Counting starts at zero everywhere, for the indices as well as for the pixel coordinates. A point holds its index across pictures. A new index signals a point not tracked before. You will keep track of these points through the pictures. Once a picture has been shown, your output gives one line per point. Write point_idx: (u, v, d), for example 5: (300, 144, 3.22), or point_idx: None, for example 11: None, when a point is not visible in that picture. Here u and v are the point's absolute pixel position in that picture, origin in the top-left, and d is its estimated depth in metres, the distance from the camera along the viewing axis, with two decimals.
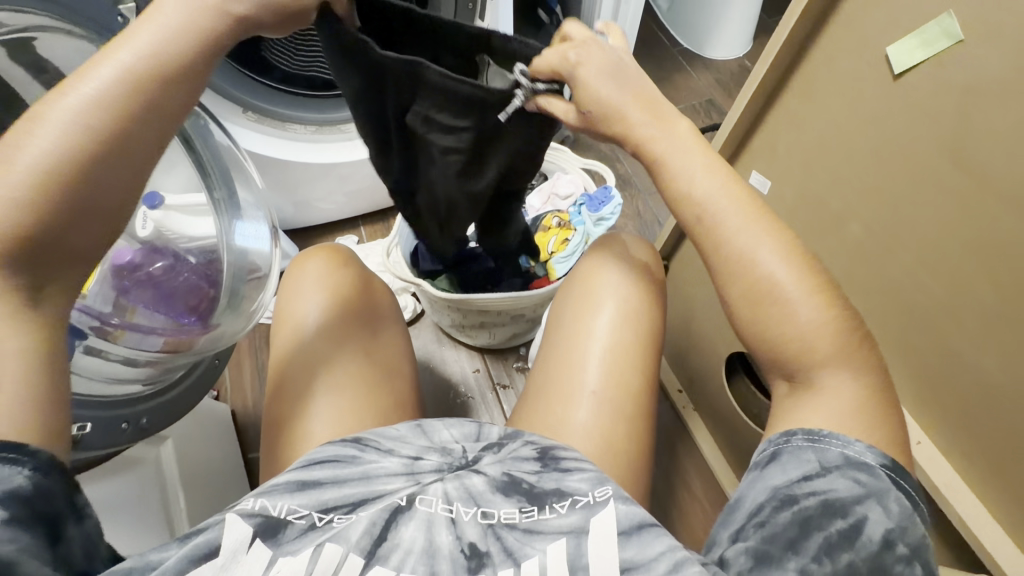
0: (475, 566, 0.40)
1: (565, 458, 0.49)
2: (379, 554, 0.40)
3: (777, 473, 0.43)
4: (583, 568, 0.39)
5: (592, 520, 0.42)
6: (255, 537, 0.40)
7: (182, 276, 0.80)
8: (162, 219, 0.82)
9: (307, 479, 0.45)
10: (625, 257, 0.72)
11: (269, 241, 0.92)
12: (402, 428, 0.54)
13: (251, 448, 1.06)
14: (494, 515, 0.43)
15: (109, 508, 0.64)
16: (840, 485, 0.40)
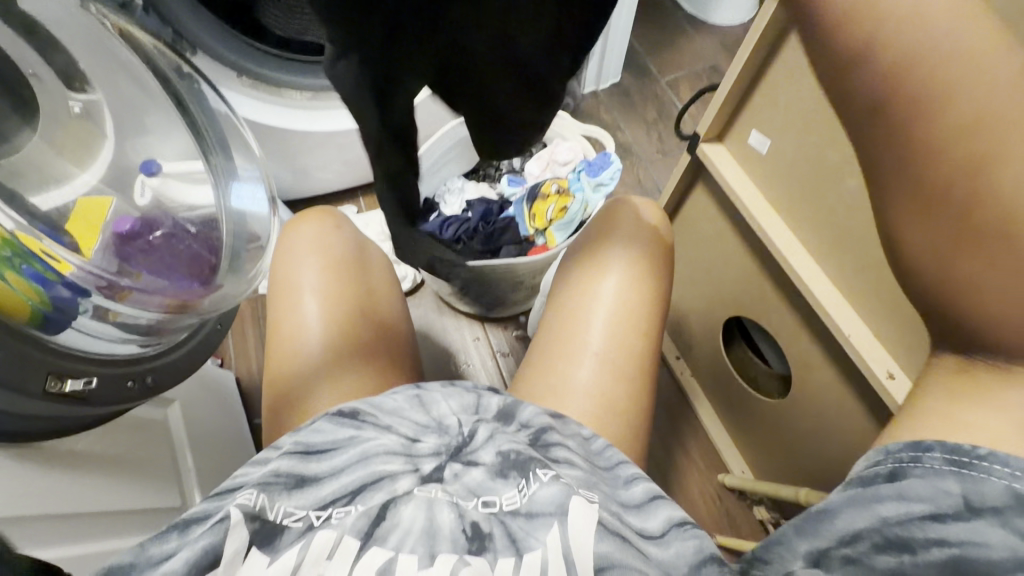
0: (477, 547, 0.41)
1: (553, 444, 0.51)
2: (376, 535, 0.41)
3: (896, 505, 0.41)
4: (569, 551, 0.41)
5: (573, 502, 0.43)
6: (254, 535, 0.40)
7: (182, 245, 0.80)
8: (160, 188, 0.83)
9: (301, 465, 0.46)
10: (623, 219, 0.73)
11: (267, 206, 0.93)
12: (401, 400, 0.54)
13: (257, 414, 1.08)
14: (497, 503, 0.44)
15: (119, 468, 0.66)
16: (991, 541, 0.37)
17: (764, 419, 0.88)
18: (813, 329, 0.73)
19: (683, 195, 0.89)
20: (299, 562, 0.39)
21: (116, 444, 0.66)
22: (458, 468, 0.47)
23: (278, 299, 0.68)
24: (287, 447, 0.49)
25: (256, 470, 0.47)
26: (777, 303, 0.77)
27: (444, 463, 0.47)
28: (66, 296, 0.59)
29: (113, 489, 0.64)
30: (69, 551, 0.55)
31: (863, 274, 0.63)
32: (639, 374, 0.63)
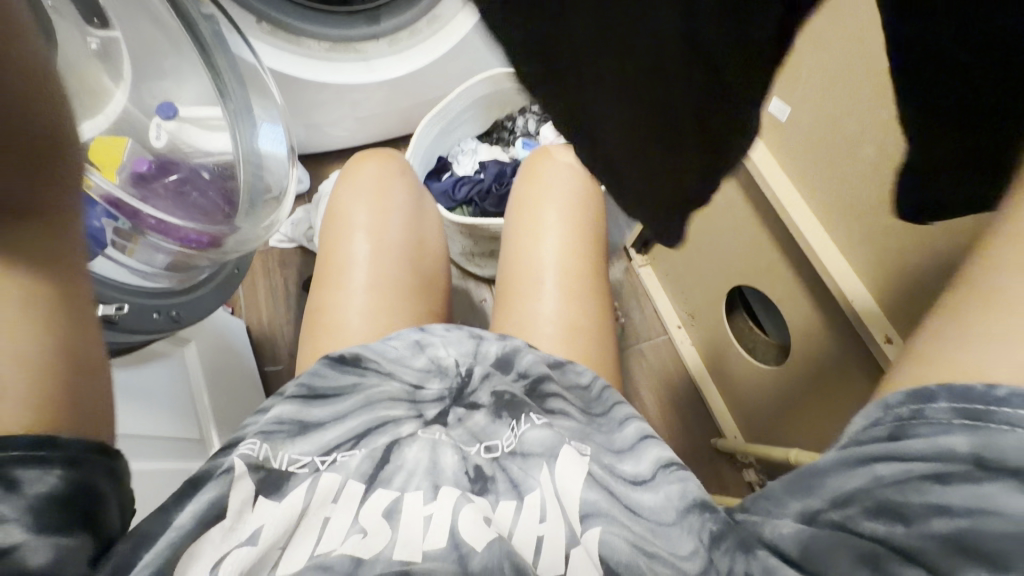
0: (479, 487, 0.45)
1: (546, 386, 0.52)
2: (380, 478, 0.43)
3: (894, 463, 0.29)
4: (559, 488, 0.44)
5: (567, 450, 0.46)
6: (263, 479, 0.42)
7: (195, 190, 0.82)
8: (177, 132, 0.83)
9: (290, 400, 0.47)
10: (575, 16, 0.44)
11: (287, 158, 0.94)
12: (401, 343, 0.53)
13: (267, 361, 1.11)
14: (498, 448, 0.47)
15: (143, 396, 0.68)
16: (1012, 510, 0.25)
17: (759, 385, 0.90)
18: (814, 295, 0.74)
19: None
20: (305, 506, 0.41)
21: (139, 373, 0.69)
22: (461, 413, 0.50)
23: (331, 234, 0.70)
24: (287, 390, 0.48)
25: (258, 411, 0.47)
26: (782, 271, 0.79)
27: (447, 408, 0.51)
28: (98, 226, 0.60)
29: (138, 415, 0.67)
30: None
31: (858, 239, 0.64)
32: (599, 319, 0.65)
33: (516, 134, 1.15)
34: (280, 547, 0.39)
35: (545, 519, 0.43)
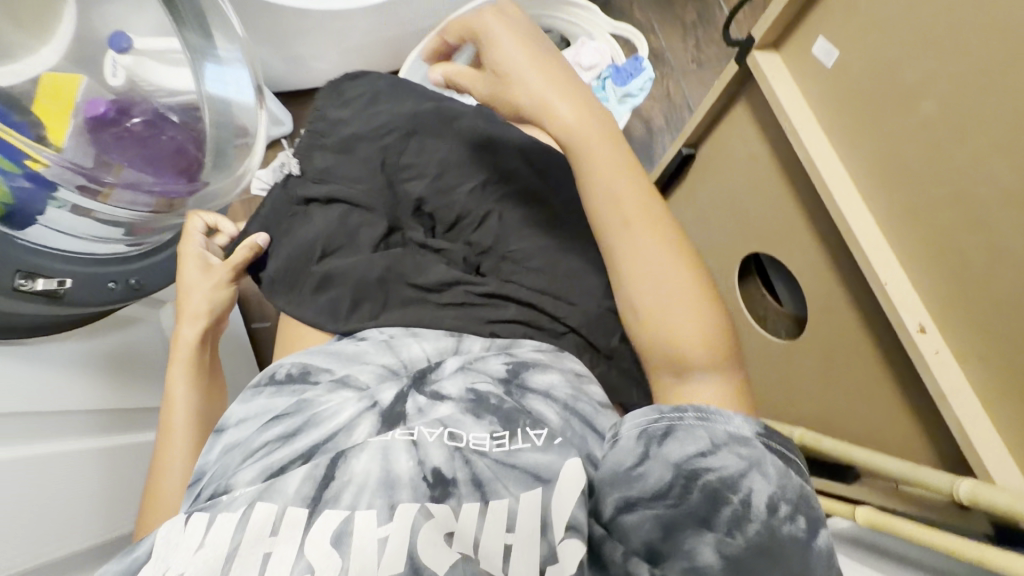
0: (439, 494, 0.38)
1: (533, 382, 0.45)
2: (326, 498, 0.37)
3: (675, 447, 0.36)
4: (548, 524, 0.37)
5: (564, 470, 0.38)
6: (214, 510, 0.39)
7: (165, 136, 0.74)
8: (134, 66, 0.73)
9: (229, 445, 0.44)
10: (518, 42, 0.50)
11: (254, 97, 0.79)
12: (365, 344, 0.50)
13: (254, 319, 1.06)
14: (462, 438, 0.40)
15: (111, 365, 0.64)
16: (729, 457, 0.35)
17: (764, 360, 0.82)
18: (839, 269, 0.66)
19: (724, 109, 0.79)
20: (235, 547, 0.36)
21: (107, 342, 0.64)
22: (422, 403, 0.43)
23: None
24: (236, 422, 0.46)
25: (213, 454, 0.44)
26: (805, 240, 0.70)
27: (406, 394, 0.44)
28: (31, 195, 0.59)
29: (105, 387, 0.62)
30: (56, 448, 0.54)
31: (904, 205, 0.56)
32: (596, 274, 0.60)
33: None
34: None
35: (513, 528, 0.37)
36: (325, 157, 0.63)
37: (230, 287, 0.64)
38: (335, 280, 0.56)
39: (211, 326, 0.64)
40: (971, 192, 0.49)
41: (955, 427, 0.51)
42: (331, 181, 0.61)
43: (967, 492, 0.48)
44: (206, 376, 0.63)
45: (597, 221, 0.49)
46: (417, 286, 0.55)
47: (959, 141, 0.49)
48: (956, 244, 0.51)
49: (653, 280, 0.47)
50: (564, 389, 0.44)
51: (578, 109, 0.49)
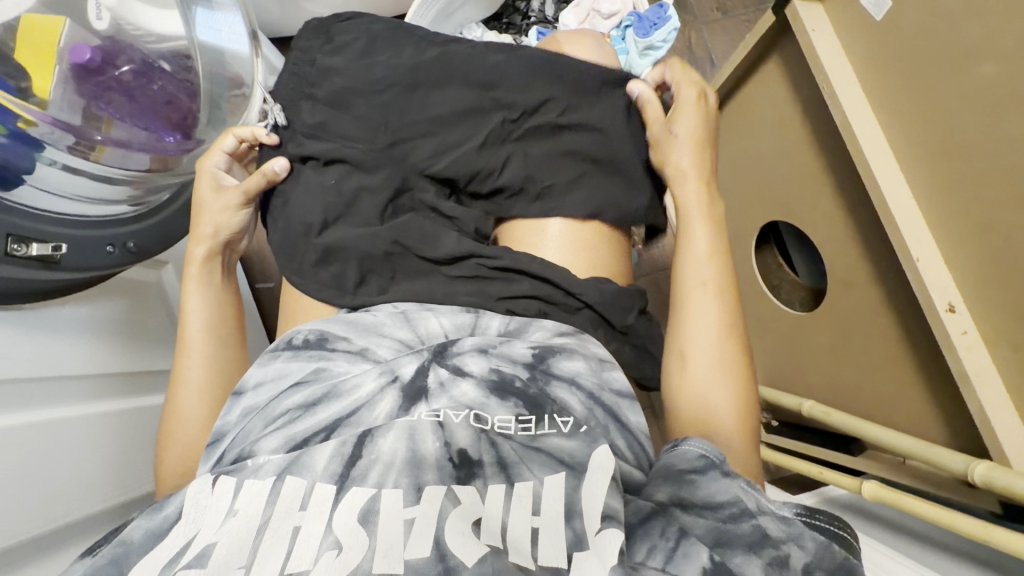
0: (464, 476, 0.37)
1: (559, 365, 0.43)
2: (352, 476, 0.36)
3: (720, 490, 0.36)
4: (579, 513, 0.35)
5: (594, 457, 0.37)
6: (240, 475, 0.38)
7: (156, 86, 0.68)
8: (119, 7, 0.64)
9: (250, 408, 0.43)
10: (701, 123, 0.55)
11: (248, 43, 0.76)
12: (381, 314, 0.47)
13: (257, 280, 1.04)
14: (488, 420, 0.40)
15: (114, 329, 0.63)
16: (773, 523, 0.34)
17: (779, 335, 0.80)
18: (867, 243, 0.63)
19: (755, 63, 0.74)
20: (266, 520, 0.35)
21: (108, 305, 0.63)
22: (444, 377, 0.42)
23: None
24: (255, 384, 0.44)
25: (234, 415, 0.43)
26: (831, 211, 0.67)
27: (427, 366, 0.42)
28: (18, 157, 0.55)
29: (106, 352, 0.61)
30: (52, 415, 0.53)
31: (943, 180, 0.52)
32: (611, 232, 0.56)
33: (529, 19, 0.94)
34: (242, 566, 0.32)
35: (538, 511, 0.35)
36: (316, 110, 0.56)
37: (241, 211, 0.59)
38: (341, 253, 0.51)
39: (222, 247, 0.59)
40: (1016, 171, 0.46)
41: (977, 410, 0.50)
42: (327, 136, 0.55)
43: (982, 475, 0.49)
44: (227, 302, 0.59)
45: (677, 254, 0.52)
46: (428, 259, 0.52)
47: (1009, 116, 0.46)
48: (998, 226, 0.48)
49: (706, 298, 0.49)
50: (590, 376, 0.43)
51: (706, 174, 0.54)
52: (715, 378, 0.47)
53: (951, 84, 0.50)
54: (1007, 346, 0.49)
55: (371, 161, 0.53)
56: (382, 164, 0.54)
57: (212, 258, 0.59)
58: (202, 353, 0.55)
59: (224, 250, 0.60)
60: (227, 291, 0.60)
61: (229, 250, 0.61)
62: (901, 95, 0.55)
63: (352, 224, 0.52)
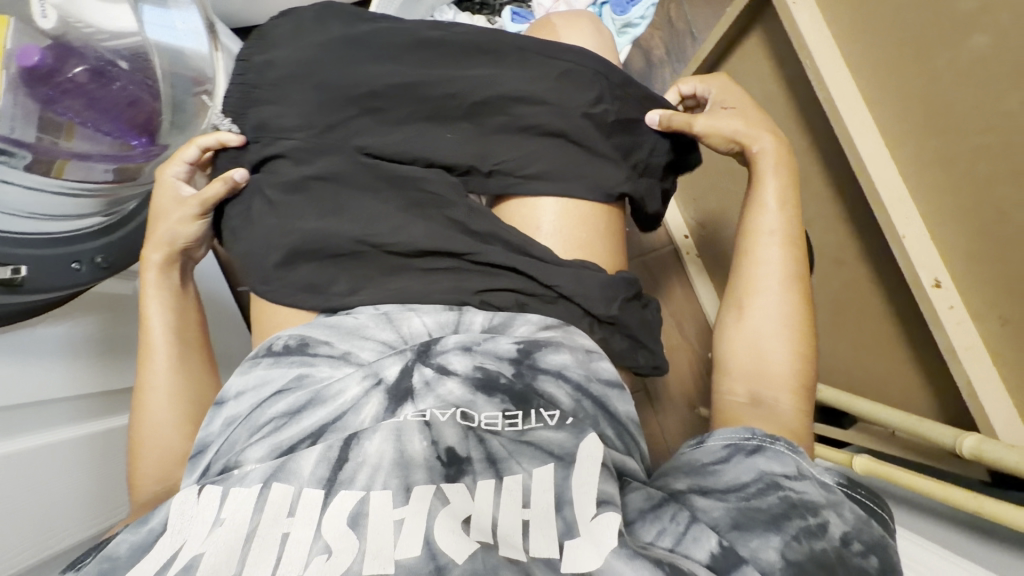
0: (454, 473, 0.36)
1: (546, 358, 0.42)
2: (340, 479, 0.35)
3: (743, 470, 0.37)
4: (569, 502, 0.34)
5: (582, 447, 0.37)
6: (226, 484, 0.36)
7: (116, 87, 0.65)
8: (64, 3, 0.60)
9: (232, 418, 0.42)
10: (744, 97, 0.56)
11: (205, 38, 0.71)
12: (362, 314, 0.46)
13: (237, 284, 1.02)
14: (475, 418, 0.39)
15: (90, 346, 0.61)
16: (803, 490, 0.35)
17: None
18: (854, 220, 0.63)
19: (737, 37, 0.72)
20: (254, 528, 0.33)
21: (81, 323, 0.60)
22: (429, 376, 0.41)
23: None
24: (237, 394, 0.43)
25: (216, 425, 0.42)
26: (818, 188, 0.66)
27: (411, 367, 0.41)
28: None
29: (83, 376, 0.59)
30: (37, 443, 0.52)
31: (929, 152, 0.52)
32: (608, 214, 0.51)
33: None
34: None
35: (529, 504, 0.35)
36: (273, 103, 0.53)
37: (199, 222, 0.57)
38: (308, 257, 0.49)
39: (181, 253, 0.59)
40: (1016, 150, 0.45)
41: (964, 383, 0.50)
42: (276, 134, 0.53)
43: (972, 448, 0.49)
44: (186, 308, 0.59)
45: (745, 220, 0.53)
46: (389, 251, 0.48)
47: (1001, 88, 0.45)
48: (994, 203, 0.48)
49: (769, 263, 0.51)
50: (576, 367, 0.42)
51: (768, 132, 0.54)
52: (779, 342, 0.48)
53: (940, 56, 0.50)
54: (991, 317, 0.50)
55: (314, 151, 0.51)
56: (329, 150, 0.50)
57: (168, 264, 0.58)
58: (165, 357, 0.55)
59: (183, 256, 0.59)
60: (187, 298, 0.60)
61: (187, 257, 0.60)
62: (886, 67, 0.54)
63: (310, 216, 0.49)
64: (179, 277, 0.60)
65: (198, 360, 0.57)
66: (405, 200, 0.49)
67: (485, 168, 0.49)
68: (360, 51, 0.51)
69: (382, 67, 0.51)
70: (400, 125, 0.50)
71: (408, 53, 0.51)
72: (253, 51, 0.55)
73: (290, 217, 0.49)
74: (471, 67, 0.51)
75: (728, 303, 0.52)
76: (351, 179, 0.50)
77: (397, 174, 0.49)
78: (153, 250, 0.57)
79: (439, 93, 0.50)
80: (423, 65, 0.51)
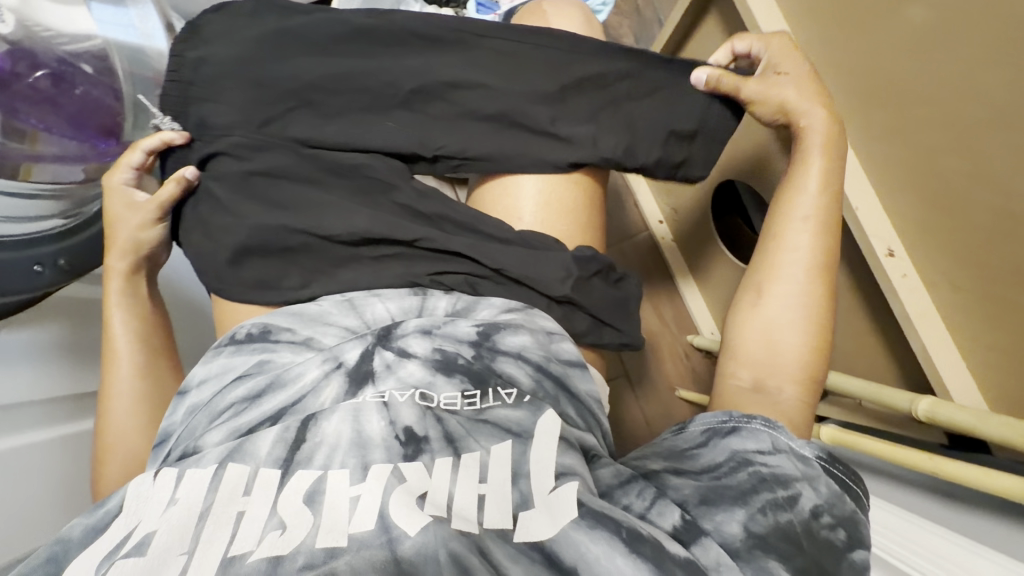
0: (412, 452, 0.36)
1: (506, 338, 0.43)
2: (298, 459, 0.36)
3: (720, 449, 0.37)
4: (525, 476, 0.35)
5: (539, 424, 0.38)
6: (184, 467, 0.37)
7: (78, 90, 0.65)
8: (21, 7, 0.60)
9: (195, 405, 0.42)
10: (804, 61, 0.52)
11: (162, 33, 0.68)
12: (326, 303, 0.46)
13: None
14: (434, 398, 0.39)
15: (56, 349, 0.61)
16: (776, 465, 0.35)
17: None
18: None
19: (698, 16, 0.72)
20: (208, 506, 0.34)
21: (45, 327, 0.60)
22: (390, 359, 0.41)
23: None
24: (200, 382, 0.43)
25: (179, 413, 0.42)
26: None
27: (372, 351, 0.42)
28: None
29: (47, 377, 0.59)
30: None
31: (880, 126, 0.53)
32: (576, 195, 0.51)
33: None
34: (184, 552, 0.31)
35: (485, 479, 0.35)
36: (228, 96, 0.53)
37: (158, 226, 0.57)
38: (257, 252, 0.49)
39: (144, 258, 0.59)
40: (961, 118, 0.46)
41: (918, 348, 0.51)
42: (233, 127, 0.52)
43: (927, 410, 0.50)
44: (151, 315, 0.58)
45: (781, 191, 0.51)
46: (336, 242, 0.49)
47: (945, 59, 0.46)
48: (939, 171, 0.49)
49: (798, 241, 0.49)
50: (536, 349, 0.43)
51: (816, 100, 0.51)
52: (794, 329, 0.48)
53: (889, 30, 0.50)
54: (942, 284, 0.51)
55: (252, 147, 0.51)
56: (267, 145, 0.51)
57: (133, 271, 0.58)
58: (130, 363, 0.55)
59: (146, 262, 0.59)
60: (153, 303, 0.60)
61: (151, 262, 0.60)
62: (841, 42, 0.55)
63: (255, 213, 0.50)
64: (145, 283, 0.60)
65: (164, 365, 0.57)
66: (352, 189, 0.51)
67: (430, 153, 0.51)
68: (312, 40, 0.51)
69: (335, 56, 0.51)
70: (355, 114, 0.51)
71: (359, 41, 0.51)
72: (184, 46, 0.53)
73: (238, 214, 0.50)
74: (406, 54, 0.51)
75: (748, 281, 0.51)
76: (294, 173, 0.51)
77: (337, 162, 0.51)
78: (115, 258, 0.57)
79: (381, 80, 0.50)
80: (357, 53, 0.51)
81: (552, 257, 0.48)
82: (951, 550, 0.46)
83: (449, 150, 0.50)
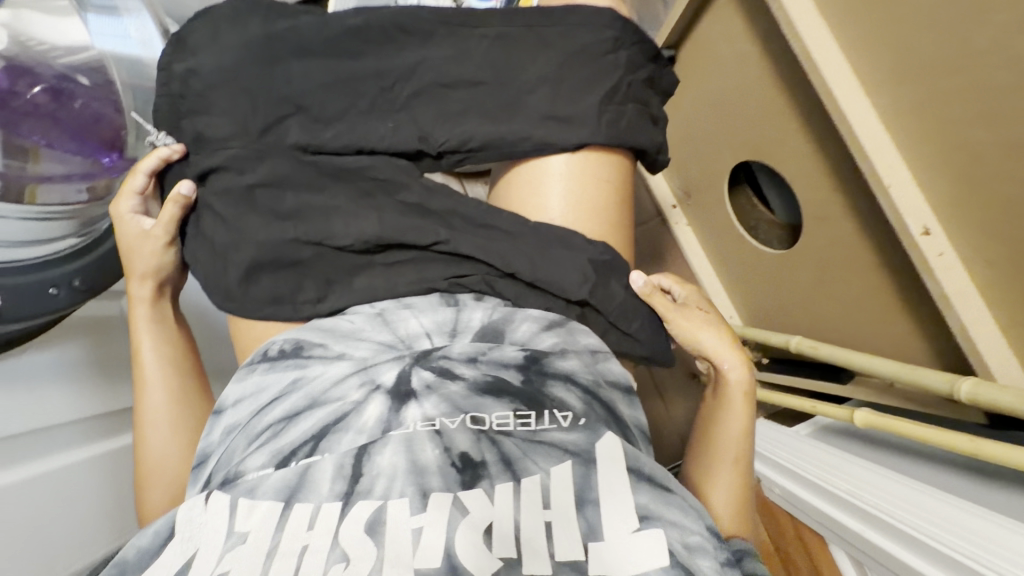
0: (470, 479, 0.36)
1: (557, 363, 0.42)
2: (357, 491, 0.35)
3: None
4: (592, 503, 0.36)
5: (600, 448, 0.37)
6: (234, 493, 0.37)
7: (78, 104, 0.63)
8: (13, 21, 0.57)
9: (232, 425, 0.41)
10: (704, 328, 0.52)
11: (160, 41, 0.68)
12: (358, 318, 0.45)
13: None
14: (485, 420, 0.38)
15: (84, 371, 0.60)
16: None
17: (761, 274, 0.79)
18: (839, 174, 0.62)
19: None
20: (275, 543, 0.34)
21: (70, 349, 0.60)
22: (430, 378, 0.40)
23: None
24: (234, 402, 0.42)
25: (217, 433, 0.41)
26: (799, 145, 0.65)
27: (410, 370, 0.40)
28: None
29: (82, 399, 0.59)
30: (25, 475, 0.51)
31: (907, 95, 0.51)
32: (604, 192, 0.49)
33: None
34: None
35: (550, 505, 0.35)
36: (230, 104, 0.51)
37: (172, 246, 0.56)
38: (269, 266, 0.48)
39: (166, 282, 0.58)
40: (994, 82, 0.43)
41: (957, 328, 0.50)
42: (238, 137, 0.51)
43: (968, 392, 0.49)
44: (179, 338, 0.58)
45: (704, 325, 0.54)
46: (347, 251, 0.48)
47: (972, 17, 0.44)
48: (968, 141, 0.47)
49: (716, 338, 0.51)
50: (585, 371, 0.42)
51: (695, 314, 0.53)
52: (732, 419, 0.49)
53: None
54: (979, 259, 0.49)
55: (250, 157, 0.49)
56: (271, 153, 0.49)
57: (157, 299, 0.57)
58: (164, 391, 0.55)
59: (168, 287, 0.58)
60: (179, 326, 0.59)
61: (172, 288, 0.59)
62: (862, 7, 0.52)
63: (261, 226, 0.48)
64: (171, 306, 0.59)
65: (197, 388, 0.57)
66: (358, 193, 0.49)
67: (433, 149, 0.49)
68: (312, 41, 0.49)
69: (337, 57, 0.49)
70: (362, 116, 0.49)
71: (360, 40, 0.49)
72: (172, 58, 0.51)
73: (246, 228, 0.49)
74: (410, 49, 0.49)
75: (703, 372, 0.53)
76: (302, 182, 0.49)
77: (342, 166, 0.49)
78: (137, 287, 0.56)
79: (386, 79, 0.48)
80: (358, 51, 0.49)
81: (571, 257, 0.46)
82: (994, 531, 0.46)
83: (449, 146, 0.48)
